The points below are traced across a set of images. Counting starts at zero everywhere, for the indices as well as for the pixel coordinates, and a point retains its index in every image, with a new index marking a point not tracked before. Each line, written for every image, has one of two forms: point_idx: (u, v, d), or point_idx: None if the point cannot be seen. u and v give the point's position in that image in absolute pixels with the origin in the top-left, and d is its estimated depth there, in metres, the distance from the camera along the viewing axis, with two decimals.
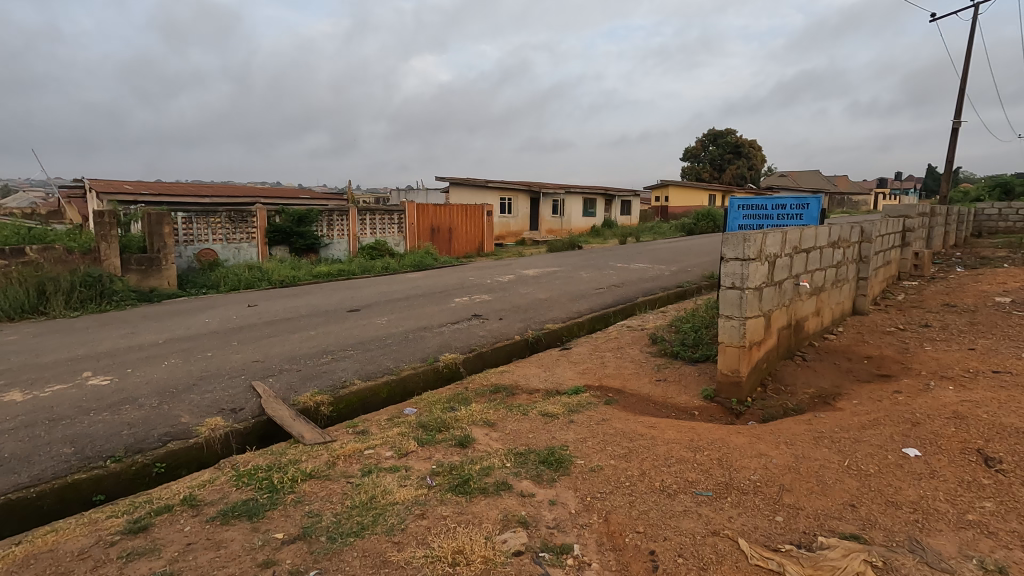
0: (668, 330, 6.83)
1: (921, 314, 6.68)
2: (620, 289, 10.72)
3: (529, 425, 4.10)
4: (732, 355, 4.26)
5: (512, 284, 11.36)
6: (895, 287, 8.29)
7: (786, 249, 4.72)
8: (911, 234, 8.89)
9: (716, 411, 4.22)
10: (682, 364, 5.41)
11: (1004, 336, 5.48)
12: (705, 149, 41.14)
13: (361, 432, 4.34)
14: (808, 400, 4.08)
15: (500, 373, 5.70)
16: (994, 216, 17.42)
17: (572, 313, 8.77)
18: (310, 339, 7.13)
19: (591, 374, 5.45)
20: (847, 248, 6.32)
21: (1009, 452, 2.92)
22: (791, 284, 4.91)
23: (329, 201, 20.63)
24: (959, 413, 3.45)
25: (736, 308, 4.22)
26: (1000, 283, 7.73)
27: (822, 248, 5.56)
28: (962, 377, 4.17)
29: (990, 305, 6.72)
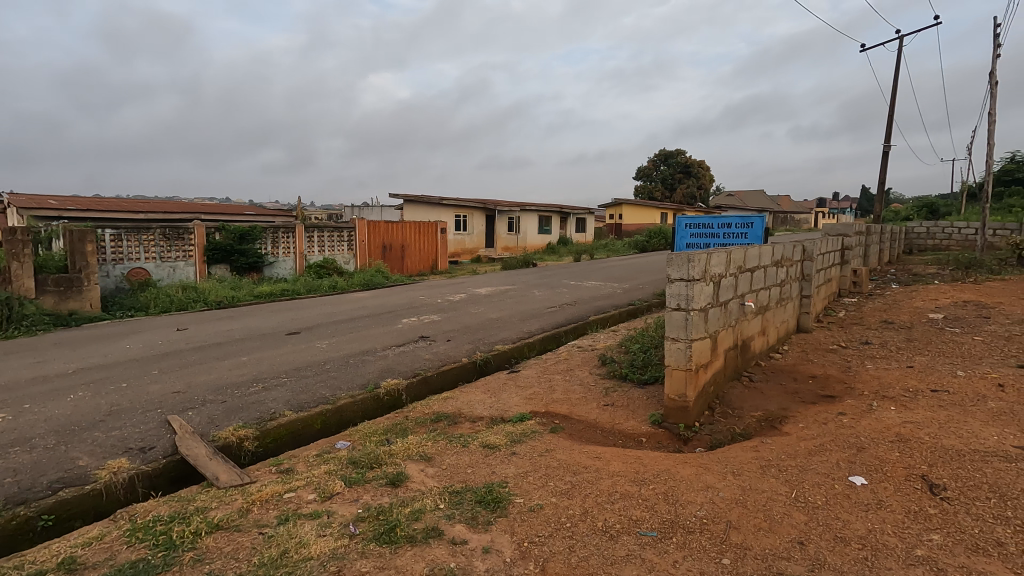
0: (618, 350, 6.71)
1: (862, 331, 6.81)
2: (572, 308, 10.62)
3: (468, 458, 3.83)
4: (678, 379, 4.13)
5: (463, 304, 11.09)
6: (836, 304, 8.48)
7: (730, 269, 4.67)
8: (849, 252, 9.17)
9: (663, 438, 4.06)
10: (631, 387, 5.27)
11: (939, 352, 5.60)
12: (656, 168, 42.23)
13: (285, 471, 3.96)
14: (755, 424, 3.97)
15: (444, 400, 5.42)
16: (924, 234, 18.40)
17: (522, 333, 8.57)
18: (242, 366, 6.64)
19: (538, 399, 5.24)
20: (790, 267, 6.38)
21: (953, 477, 2.86)
22: (736, 305, 4.86)
23: (275, 218, 19.89)
24: (902, 435, 3.40)
25: (682, 330, 4.10)
26: (933, 300, 8.01)
27: (765, 267, 5.57)
28: (902, 397, 4.17)
29: (925, 321, 6.91)
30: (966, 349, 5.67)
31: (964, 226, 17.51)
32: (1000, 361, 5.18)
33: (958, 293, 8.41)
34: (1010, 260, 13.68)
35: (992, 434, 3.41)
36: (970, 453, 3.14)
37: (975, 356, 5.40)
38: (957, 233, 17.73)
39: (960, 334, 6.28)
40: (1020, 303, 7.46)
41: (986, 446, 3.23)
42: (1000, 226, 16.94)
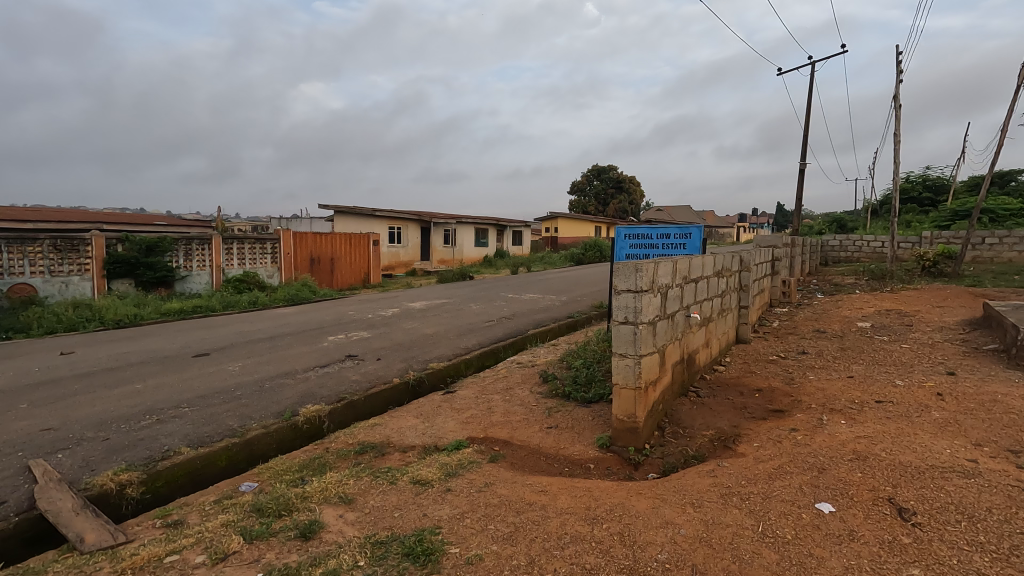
0: (559, 366, 6.38)
1: (797, 341, 6.86)
2: (511, 322, 10.26)
3: (396, 498, 3.33)
4: (628, 398, 3.83)
5: (396, 319, 10.48)
6: (769, 314, 8.61)
7: (676, 279, 4.46)
8: (779, 263, 9.39)
9: (613, 464, 3.73)
10: (575, 406, 4.94)
11: (873, 362, 5.67)
12: (590, 183, 42.98)
13: (173, 524, 3.30)
14: (708, 444, 3.73)
15: (371, 428, 4.86)
16: (837, 247, 19.56)
17: (459, 349, 8.11)
18: (134, 395, 5.76)
19: (475, 422, 4.80)
20: (729, 277, 6.32)
21: (919, 499, 2.68)
22: (683, 316, 4.66)
23: (190, 229, 18.37)
24: (860, 453, 3.24)
25: (630, 345, 3.81)
26: (858, 309, 8.27)
27: (708, 277, 5.43)
28: (850, 409, 4.07)
29: (854, 330, 7.07)
30: (897, 357, 5.77)
31: (873, 239, 18.72)
32: (930, 368, 5.29)
33: (879, 301, 8.76)
34: (915, 270, 14.66)
35: (944, 446, 3.32)
36: (930, 470, 3.00)
37: (906, 364, 5.50)
38: (867, 246, 18.94)
39: (888, 342, 6.43)
40: (936, 311, 7.83)
41: (942, 461, 3.11)
42: (903, 239, 18.23)
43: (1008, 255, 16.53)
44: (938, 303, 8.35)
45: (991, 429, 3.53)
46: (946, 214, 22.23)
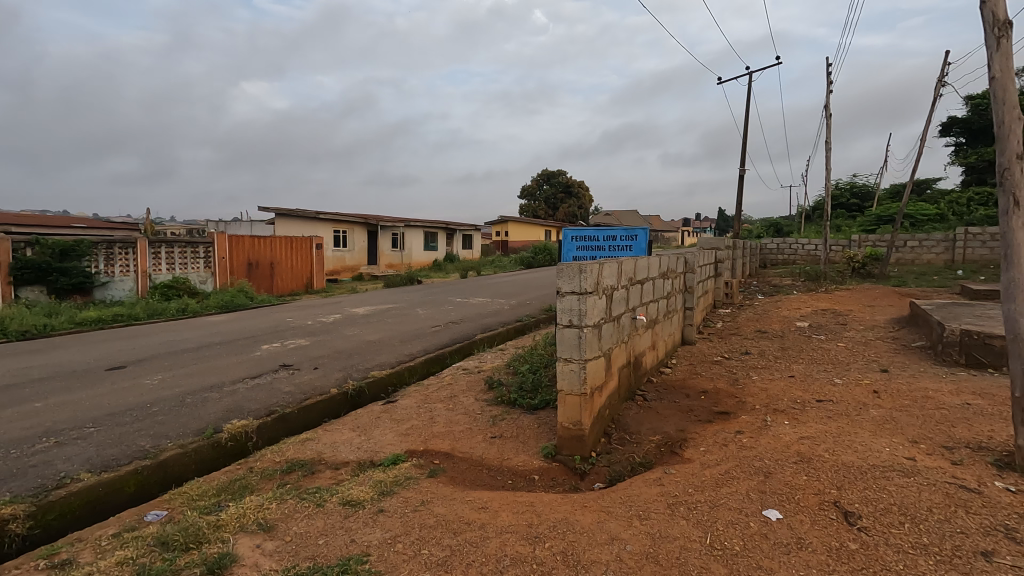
0: (505, 372, 6.19)
1: (740, 341, 6.95)
2: (458, 327, 10.00)
3: (323, 523, 3.03)
4: (573, 405, 3.68)
5: (338, 325, 10.02)
6: (713, 315, 8.73)
7: (622, 281, 4.35)
8: (722, 265, 9.56)
9: (558, 474, 3.56)
10: (520, 413, 4.75)
11: (812, 361, 5.77)
12: (540, 187, 43.20)
13: (60, 565, 2.87)
14: (655, 450, 3.62)
15: (302, 444, 4.51)
16: (775, 250, 20.35)
17: (403, 356, 7.78)
18: (32, 415, 5.15)
19: (415, 434, 4.52)
20: (674, 278, 6.32)
21: (864, 501, 2.64)
22: (628, 318, 4.57)
23: (113, 232, 17.11)
24: (804, 454, 3.19)
25: (575, 349, 3.67)
26: (796, 309, 8.50)
27: (653, 279, 5.38)
28: (793, 409, 4.07)
29: (793, 330, 7.23)
30: (834, 356, 5.91)
31: (807, 242, 19.56)
32: (865, 366, 5.42)
33: (815, 301, 9.05)
34: (846, 272, 15.37)
35: (883, 445, 3.33)
36: (872, 469, 2.98)
37: (843, 363, 5.62)
38: (802, 249, 19.78)
39: (825, 341, 6.59)
40: (867, 310, 8.14)
41: (882, 460, 3.10)
42: (835, 242, 19.15)
43: (927, 257, 17.63)
44: (868, 302, 8.70)
45: (925, 426, 3.59)
46: (871, 219, 23.56)
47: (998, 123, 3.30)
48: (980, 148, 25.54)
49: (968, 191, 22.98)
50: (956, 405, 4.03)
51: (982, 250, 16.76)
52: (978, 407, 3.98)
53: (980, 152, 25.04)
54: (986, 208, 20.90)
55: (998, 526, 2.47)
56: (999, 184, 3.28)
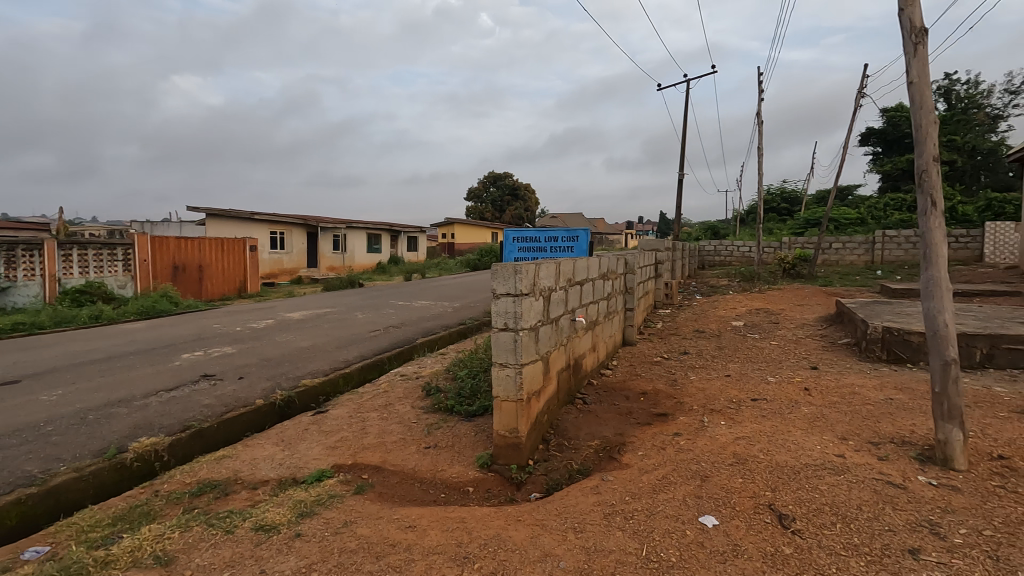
0: (444, 378, 5.97)
1: (679, 341, 7.03)
2: (399, 331, 9.68)
3: (231, 552, 2.74)
4: (510, 412, 3.53)
5: (269, 331, 9.48)
6: (653, 316, 8.83)
7: (560, 282, 4.24)
8: (661, 266, 9.71)
9: (493, 485, 3.40)
10: (457, 421, 4.55)
11: (747, 359, 5.88)
12: (486, 189, 43.06)
13: None
14: (593, 456, 3.52)
15: (218, 462, 4.14)
16: (713, 252, 21.06)
17: (338, 363, 7.41)
18: None
19: (344, 447, 4.24)
20: (614, 280, 6.30)
21: (797, 502, 2.62)
22: (568, 319, 4.46)
23: (18, 232, 15.62)
24: (740, 456, 3.16)
25: (510, 353, 3.51)
26: (732, 309, 8.71)
27: (593, 280, 5.32)
28: (728, 409, 4.08)
29: (730, 329, 7.38)
30: (768, 354, 6.04)
31: (742, 244, 20.36)
32: (796, 364, 5.56)
33: (750, 301, 9.32)
34: (778, 272, 16.06)
35: (814, 443, 3.35)
36: (804, 469, 2.98)
37: (776, 361, 5.75)
38: (737, 250, 20.56)
39: (759, 339, 6.76)
40: (797, 309, 8.44)
41: (814, 459, 3.11)
42: (767, 245, 20.02)
43: (849, 258, 18.71)
44: (798, 301, 9.04)
45: (853, 422, 3.66)
46: (800, 222, 24.83)
47: (915, 126, 3.41)
48: (894, 158, 27.45)
49: (885, 197, 24.63)
50: (881, 400, 4.15)
51: (897, 252, 17.95)
52: (900, 401, 4.11)
53: (894, 161, 26.91)
54: (900, 213, 22.45)
55: (923, 522, 2.50)
56: (918, 185, 3.38)
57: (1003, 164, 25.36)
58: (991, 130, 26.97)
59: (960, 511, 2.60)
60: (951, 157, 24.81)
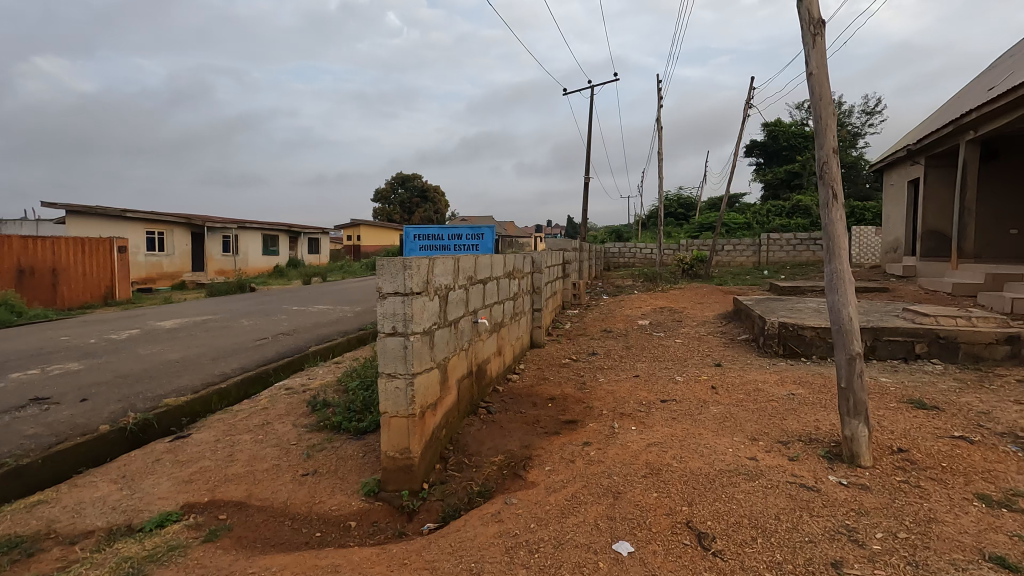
0: (335, 390, 5.34)
1: (587, 342, 6.86)
2: (289, 339, 8.79)
3: None
4: (400, 429, 3.05)
5: (132, 342, 8.22)
6: (561, 316, 8.66)
7: (459, 280, 3.82)
8: (569, 266, 9.60)
9: (381, 517, 2.90)
10: (345, 441, 3.98)
11: (655, 359, 5.78)
12: (393, 190, 41.74)
13: None
14: (496, 474, 3.13)
15: (29, 511, 3.27)
16: (617, 254, 21.65)
17: (211, 377, 6.48)
18: None
19: (201, 480, 3.53)
20: (521, 279, 5.98)
21: (715, 517, 2.38)
22: (468, 321, 4.05)
23: None
24: (652, 466, 2.91)
25: (399, 362, 3.03)
26: (638, 308, 8.75)
27: (497, 278, 4.95)
28: (639, 412, 3.86)
29: (636, 328, 7.33)
30: (673, 352, 6.01)
31: (644, 246, 21.09)
32: (701, 361, 5.54)
33: (654, 300, 9.43)
34: (678, 273, 16.70)
35: (726, 446, 3.18)
36: (719, 476, 2.77)
37: (681, 359, 5.71)
38: (640, 252, 21.27)
39: (665, 338, 6.75)
40: (698, 307, 8.63)
41: (728, 464, 2.93)
42: (667, 247, 20.89)
43: (739, 259, 19.97)
44: (698, 300, 9.28)
45: (761, 421, 3.56)
46: (695, 226, 26.23)
47: (816, 118, 3.35)
48: (775, 168, 29.88)
49: (768, 204, 26.69)
50: (783, 396, 4.14)
51: (780, 253, 19.41)
52: (801, 396, 4.11)
53: (775, 171, 29.28)
54: (781, 218, 24.39)
55: (841, 529, 2.35)
56: (819, 177, 3.32)
57: (862, 176, 28.43)
58: (852, 146, 30.15)
59: (872, 513, 2.49)
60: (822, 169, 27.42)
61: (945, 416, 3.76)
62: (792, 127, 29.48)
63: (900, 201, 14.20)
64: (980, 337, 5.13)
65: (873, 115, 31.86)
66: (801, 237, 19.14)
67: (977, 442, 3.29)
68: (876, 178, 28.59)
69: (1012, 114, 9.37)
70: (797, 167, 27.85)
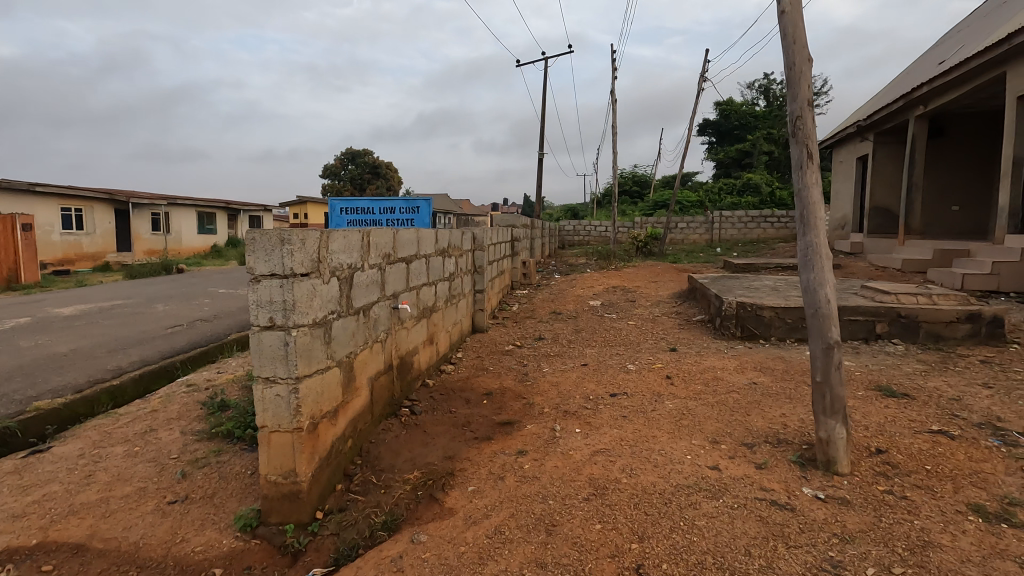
0: (242, 388, 4.61)
1: (534, 325, 6.33)
2: (208, 325, 7.89)
3: None
4: (283, 447, 2.42)
5: (17, 333, 7.14)
6: (509, 298, 8.10)
7: (369, 258, 3.15)
8: (518, 243, 9.02)
9: (257, 561, 2.27)
10: (235, 454, 3.29)
11: (605, 344, 5.29)
12: (342, 166, 39.80)
13: None
14: (408, 495, 2.54)
15: None
16: (572, 232, 21.23)
17: (101, 373, 5.58)
18: None
19: (37, 513, 2.78)
20: (459, 257, 5.35)
21: (674, 558, 1.88)
22: (386, 305, 3.40)
23: None
24: (597, 483, 2.38)
25: (280, 364, 2.37)
26: (589, 287, 8.28)
27: (427, 256, 4.29)
28: (584, 410, 3.34)
29: (587, 309, 6.85)
30: (625, 336, 5.54)
31: (599, 224, 20.72)
32: (654, 346, 5.09)
33: (607, 279, 8.99)
34: (632, 251, 16.41)
35: (682, 452, 2.69)
36: (677, 496, 2.28)
37: (633, 343, 5.24)
38: (594, 230, 20.94)
39: (617, 320, 6.28)
40: (651, 286, 8.22)
41: (686, 478, 2.43)
42: (622, 225, 20.62)
43: (693, 237, 19.89)
44: (652, 278, 8.88)
45: (723, 418, 3.10)
46: (649, 204, 26.08)
47: (787, 63, 2.79)
48: (726, 147, 30.05)
49: (719, 182, 26.79)
50: (744, 385, 3.71)
51: (732, 231, 19.44)
52: (763, 386, 3.69)
53: (726, 150, 29.44)
54: (732, 197, 24.56)
55: (826, 565, 1.88)
56: (790, 134, 2.81)
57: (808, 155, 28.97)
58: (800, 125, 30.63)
59: (858, 539, 2.04)
60: (771, 147, 27.72)
61: (918, 405, 3.39)
62: (743, 106, 29.63)
63: (849, 178, 14.25)
64: (942, 315, 4.86)
65: (820, 96, 32.44)
66: (752, 215, 19.22)
67: (958, 436, 2.92)
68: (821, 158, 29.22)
69: (960, 88, 9.29)
70: (747, 146, 28.05)
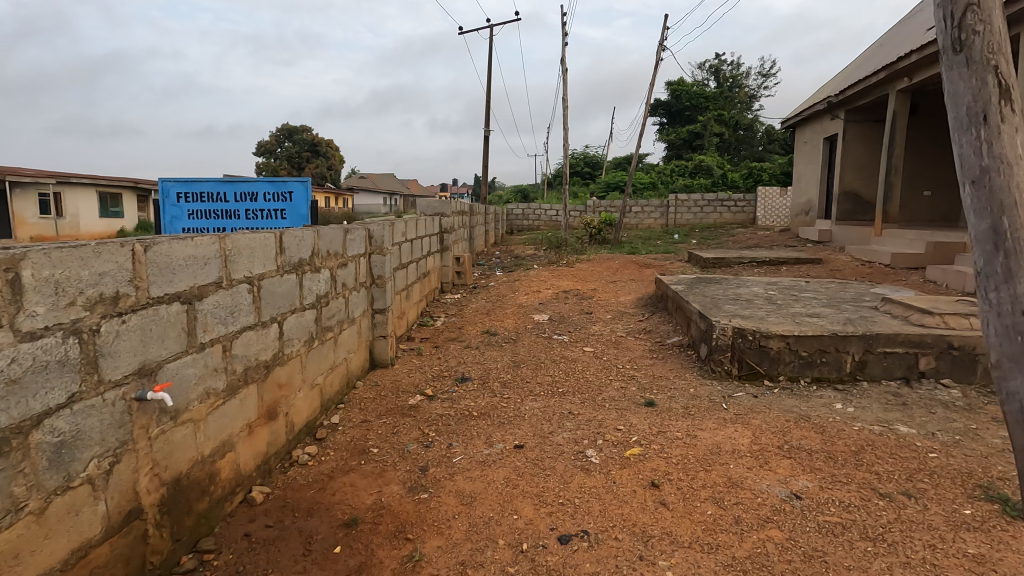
0: None
1: (458, 351, 4.70)
2: None
3: None
4: None
5: None
6: (433, 306, 6.45)
7: (25, 320, 1.40)
8: (449, 236, 7.32)
9: None
10: None
11: (551, 390, 3.72)
12: (275, 142, 36.42)
13: None
14: None
15: None
16: (520, 215, 19.63)
17: None
18: None
19: None
20: (339, 268, 3.62)
21: None
22: (103, 403, 1.65)
23: None
24: None
25: None
26: (534, 291, 6.72)
27: (255, 278, 2.55)
28: None
29: (530, 326, 5.27)
30: (581, 374, 4.00)
31: (549, 208, 19.23)
32: (621, 396, 3.55)
33: (557, 279, 7.48)
34: (585, 237, 15.01)
35: None
36: None
37: (591, 390, 3.69)
38: (544, 214, 19.46)
39: (567, 343, 4.75)
40: (610, 289, 6.76)
41: None
42: (573, 208, 19.23)
43: (647, 222, 18.72)
44: (610, 278, 7.42)
45: None
46: (601, 186, 24.79)
47: None
48: (677, 127, 29.15)
49: (671, 163, 25.82)
50: (780, 502, 2.20)
51: (687, 215, 18.42)
52: (812, 504, 2.20)
53: (676, 131, 28.48)
54: (684, 178, 23.65)
55: None
56: (951, 46, 1.43)
57: (756, 138, 28.52)
58: (747, 107, 30.10)
59: None
60: (721, 129, 26.97)
61: None
62: (693, 86, 28.69)
63: (814, 160, 13.25)
64: None
65: (768, 78, 32.11)
66: (708, 198, 18.21)
67: None
68: (767, 141, 28.83)
69: None
70: (698, 127, 27.21)
